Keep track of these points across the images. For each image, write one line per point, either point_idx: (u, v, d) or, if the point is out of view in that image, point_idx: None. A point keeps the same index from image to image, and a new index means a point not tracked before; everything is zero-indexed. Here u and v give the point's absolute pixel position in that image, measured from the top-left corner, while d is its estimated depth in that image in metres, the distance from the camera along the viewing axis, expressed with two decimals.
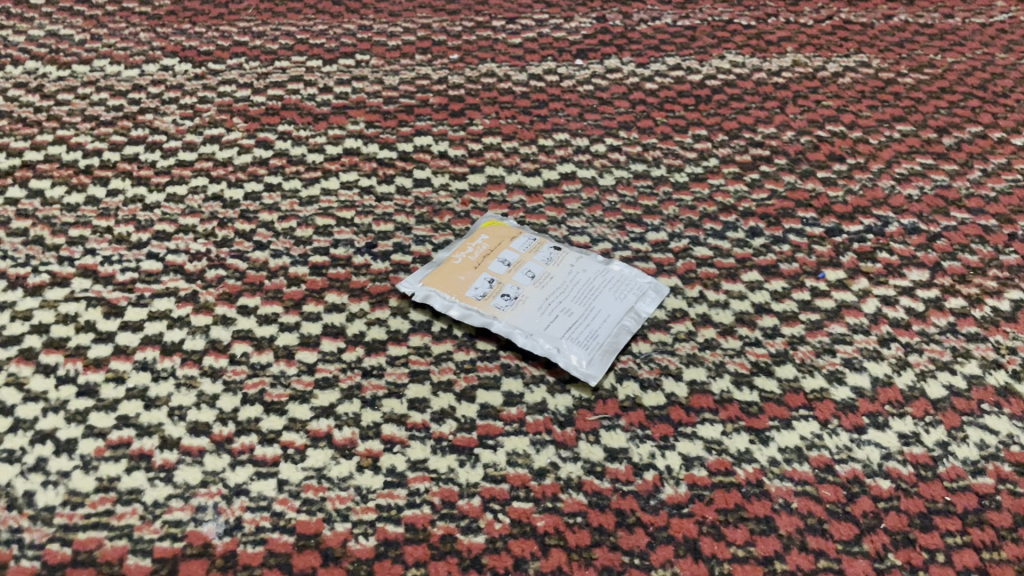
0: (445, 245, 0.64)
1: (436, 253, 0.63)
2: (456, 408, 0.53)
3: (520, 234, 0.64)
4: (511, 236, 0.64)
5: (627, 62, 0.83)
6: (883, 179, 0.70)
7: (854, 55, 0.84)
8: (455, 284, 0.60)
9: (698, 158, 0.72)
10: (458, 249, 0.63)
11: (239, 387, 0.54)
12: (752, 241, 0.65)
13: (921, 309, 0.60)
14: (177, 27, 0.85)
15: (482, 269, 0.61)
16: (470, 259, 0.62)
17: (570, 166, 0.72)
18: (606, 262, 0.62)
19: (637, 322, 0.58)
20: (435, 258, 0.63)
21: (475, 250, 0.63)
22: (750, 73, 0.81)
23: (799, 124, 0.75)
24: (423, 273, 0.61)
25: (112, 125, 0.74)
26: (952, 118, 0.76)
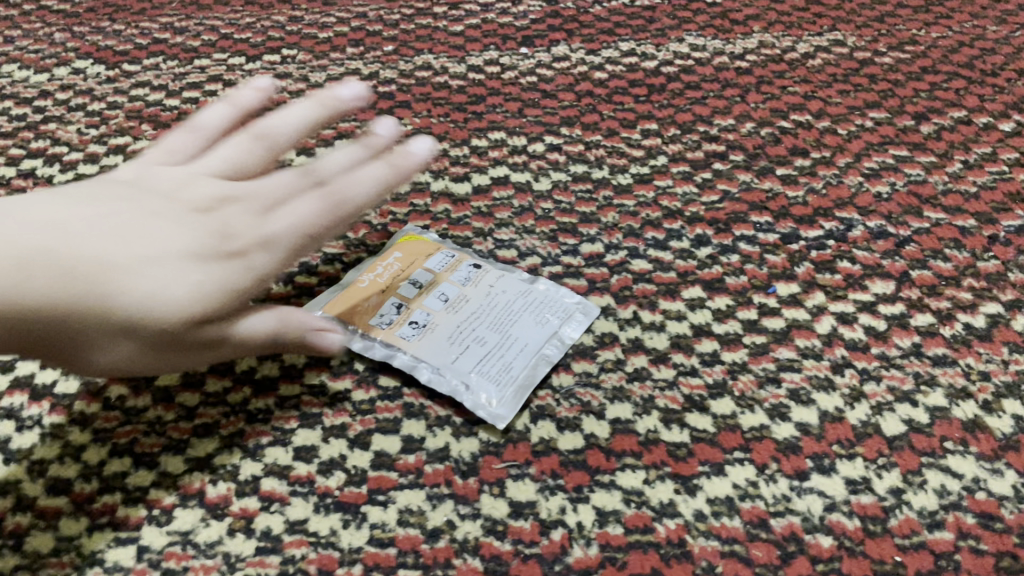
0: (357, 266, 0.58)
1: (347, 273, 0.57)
2: (348, 457, 0.48)
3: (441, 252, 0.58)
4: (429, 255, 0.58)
5: (576, 48, 0.76)
6: (850, 175, 0.63)
7: (827, 32, 0.76)
8: (359, 310, 0.54)
9: (646, 156, 0.66)
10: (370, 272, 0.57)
11: (109, 436, 0.49)
12: (697, 252, 0.58)
13: (882, 328, 0.53)
14: (95, 26, 0.79)
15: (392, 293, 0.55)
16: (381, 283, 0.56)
17: (504, 169, 0.65)
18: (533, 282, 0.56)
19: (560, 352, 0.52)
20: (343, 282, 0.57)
21: (385, 271, 0.56)
22: (711, 58, 0.74)
23: (760, 114, 0.68)
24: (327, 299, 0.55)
25: (12, 136, 0.68)
26: (933, 101, 0.68)
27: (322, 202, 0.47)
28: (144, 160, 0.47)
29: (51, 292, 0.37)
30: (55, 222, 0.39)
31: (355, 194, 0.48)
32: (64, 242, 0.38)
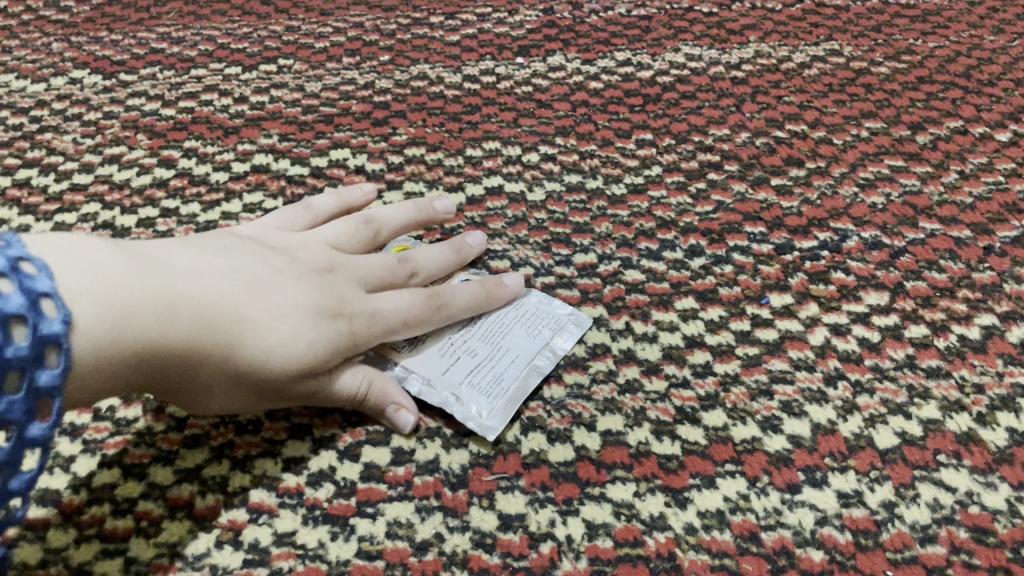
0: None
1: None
2: (337, 469, 0.48)
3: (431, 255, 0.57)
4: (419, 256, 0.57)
5: (572, 59, 0.76)
6: (845, 186, 0.62)
7: (824, 42, 0.76)
8: None
9: (641, 166, 0.65)
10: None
11: (98, 447, 0.48)
12: (691, 262, 0.58)
13: (876, 339, 0.52)
14: (92, 35, 0.79)
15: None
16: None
17: (497, 179, 0.65)
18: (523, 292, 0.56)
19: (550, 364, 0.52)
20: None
21: None
22: (707, 67, 0.74)
23: (755, 124, 0.68)
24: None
25: (8, 146, 0.68)
26: (929, 111, 0.68)
27: (425, 298, 0.50)
28: (262, 228, 0.52)
29: (187, 334, 0.40)
30: (189, 270, 0.43)
31: (451, 299, 0.51)
32: (195, 287, 0.42)
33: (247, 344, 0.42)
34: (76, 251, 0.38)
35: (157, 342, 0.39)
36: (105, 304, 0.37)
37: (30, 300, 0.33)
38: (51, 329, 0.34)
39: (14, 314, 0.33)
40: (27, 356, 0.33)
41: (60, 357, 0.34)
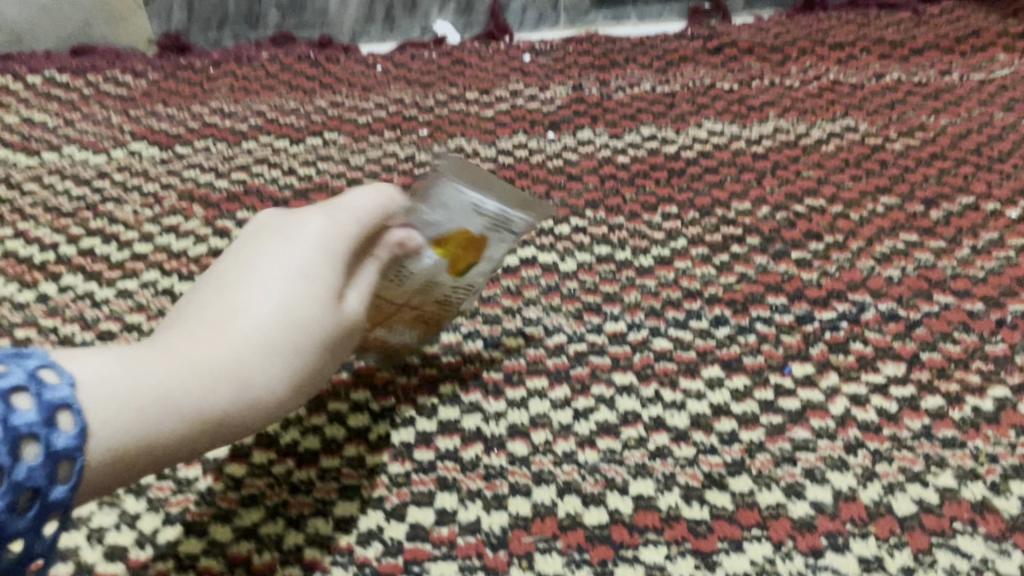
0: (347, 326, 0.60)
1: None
2: (385, 528, 0.51)
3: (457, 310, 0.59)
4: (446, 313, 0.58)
5: (600, 133, 0.81)
6: (862, 259, 0.66)
7: (840, 119, 0.80)
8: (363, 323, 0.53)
9: (667, 238, 0.69)
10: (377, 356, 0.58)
11: (162, 505, 0.52)
12: (716, 331, 0.61)
13: (893, 409, 0.55)
14: (150, 109, 0.85)
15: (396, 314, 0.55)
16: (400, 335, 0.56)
17: (531, 249, 0.69)
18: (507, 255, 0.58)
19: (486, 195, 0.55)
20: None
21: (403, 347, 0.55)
22: (728, 143, 0.78)
23: (776, 198, 0.72)
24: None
25: (73, 215, 0.73)
26: (942, 187, 0.71)
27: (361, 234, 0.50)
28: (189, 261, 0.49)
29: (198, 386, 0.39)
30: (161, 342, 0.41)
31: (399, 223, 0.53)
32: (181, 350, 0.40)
33: (257, 371, 0.42)
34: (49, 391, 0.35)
35: (177, 417, 0.38)
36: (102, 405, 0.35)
37: (27, 372, 0.33)
38: (57, 394, 0.33)
39: (14, 385, 0.32)
40: (38, 421, 0.32)
41: (74, 417, 0.33)
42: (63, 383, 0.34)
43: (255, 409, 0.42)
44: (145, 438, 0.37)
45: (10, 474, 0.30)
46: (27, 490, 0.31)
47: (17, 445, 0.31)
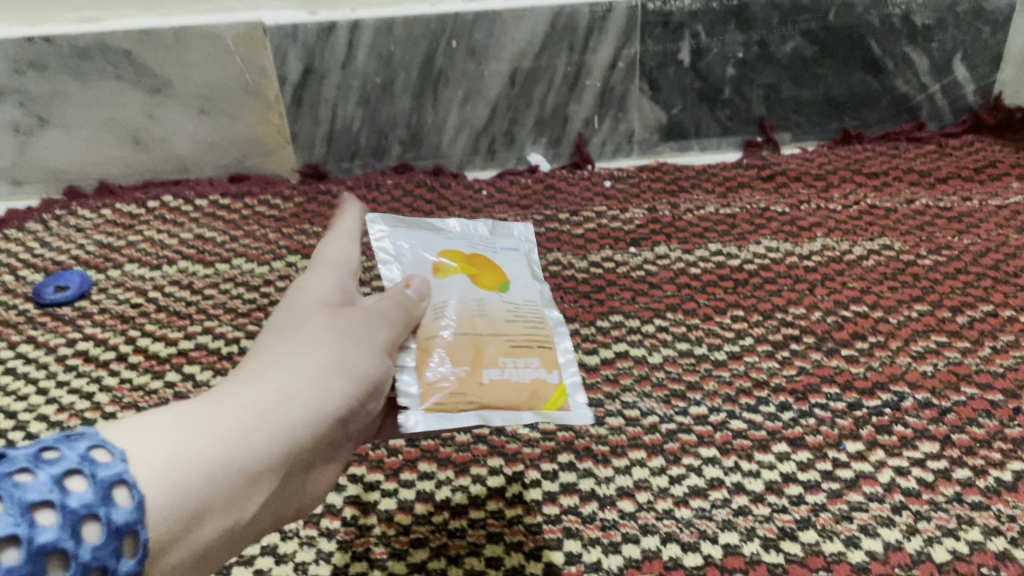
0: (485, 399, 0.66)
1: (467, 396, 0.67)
2: (526, 565, 0.64)
3: (554, 336, 0.66)
4: (542, 338, 0.65)
5: (674, 248, 0.97)
6: (900, 356, 0.80)
7: (878, 238, 0.95)
8: (440, 357, 0.61)
9: (736, 337, 0.84)
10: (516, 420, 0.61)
11: (349, 545, 0.66)
12: (782, 415, 0.75)
13: (930, 479, 0.68)
14: (299, 227, 1.03)
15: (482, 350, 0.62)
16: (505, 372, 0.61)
17: (624, 344, 0.84)
18: (523, 269, 0.71)
19: (428, 221, 0.72)
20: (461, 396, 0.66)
21: (504, 368, 0.61)
22: (783, 258, 0.94)
23: (826, 305, 0.87)
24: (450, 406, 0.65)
25: (248, 315, 0.90)
26: (966, 297, 0.86)
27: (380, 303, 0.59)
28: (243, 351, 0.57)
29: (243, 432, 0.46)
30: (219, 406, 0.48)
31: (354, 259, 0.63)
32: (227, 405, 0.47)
33: (288, 397, 0.49)
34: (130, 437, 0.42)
35: (227, 444, 0.44)
36: (157, 447, 0.41)
37: (79, 455, 0.38)
38: (110, 471, 0.38)
39: (67, 471, 0.37)
40: (95, 500, 0.37)
41: (130, 492, 0.39)
42: (112, 460, 0.39)
43: (299, 432, 0.48)
44: (206, 472, 0.43)
45: (77, 553, 0.35)
46: (97, 568, 0.36)
47: (81, 527, 0.36)
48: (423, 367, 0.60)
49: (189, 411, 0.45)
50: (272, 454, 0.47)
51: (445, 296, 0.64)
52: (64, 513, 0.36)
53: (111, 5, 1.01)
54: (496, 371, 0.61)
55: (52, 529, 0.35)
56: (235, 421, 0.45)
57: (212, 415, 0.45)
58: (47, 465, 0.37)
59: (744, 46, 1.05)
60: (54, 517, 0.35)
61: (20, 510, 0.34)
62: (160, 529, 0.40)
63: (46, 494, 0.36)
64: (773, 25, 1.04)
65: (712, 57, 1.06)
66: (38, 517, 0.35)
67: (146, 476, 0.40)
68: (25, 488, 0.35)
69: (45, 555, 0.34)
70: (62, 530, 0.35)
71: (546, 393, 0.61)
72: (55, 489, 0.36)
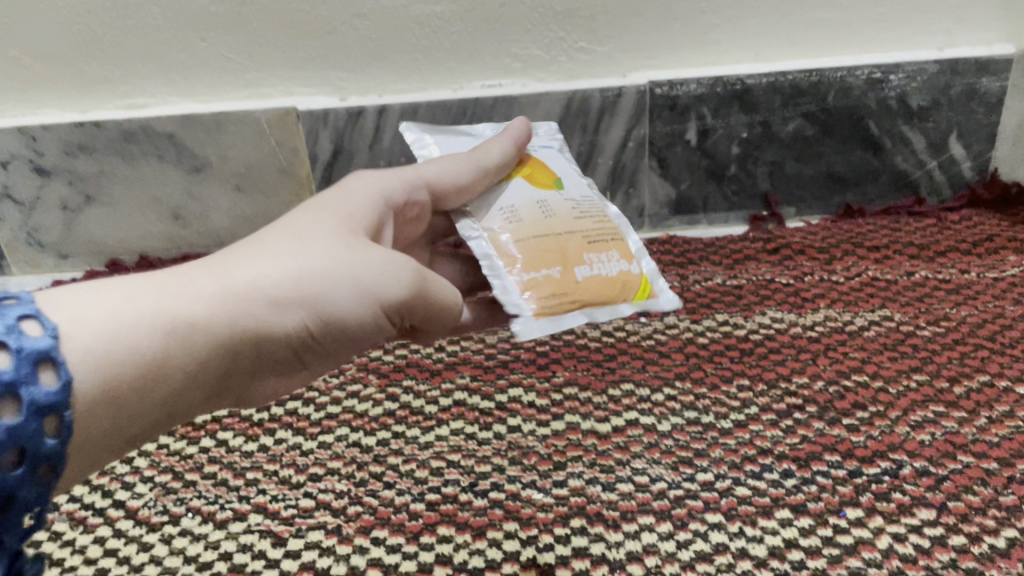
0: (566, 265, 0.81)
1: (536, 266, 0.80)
2: None
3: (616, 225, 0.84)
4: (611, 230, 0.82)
5: (683, 318, 1.02)
6: (899, 425, 0.83)
7: (878, 309, 0.99)
8: (540, 267, 0.75)
9: (742, 405, 0.88)
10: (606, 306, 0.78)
11: None
12: (785, 481, 0.78)
13: (927, 545, 0.71)
14: None
15: (572, 254, 0.77)
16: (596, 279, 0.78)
17: (634, 412, 0.88)
18: (565, 162, 0.87)
19: (458, 130, 0.85)
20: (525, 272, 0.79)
21: (592, 263, 0.78)
22: (788, 327, 0.98)
23: (828, 374, 0.91)
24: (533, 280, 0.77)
25: None
26: (963, 367, 0.89)
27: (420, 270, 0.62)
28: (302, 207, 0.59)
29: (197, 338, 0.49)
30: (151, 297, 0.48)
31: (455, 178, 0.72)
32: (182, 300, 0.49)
33: (237, 303, 0.51)
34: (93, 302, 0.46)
35: (166, 334, 0.47)
36: (94, 322, 0.45)
37: (6, 326, 0.40)
38: (35, 345, 0.40)
39: None
40: (16, 376, 0.39)
41: (54, 371, 0.41)
42: (41, 335, 0.41)
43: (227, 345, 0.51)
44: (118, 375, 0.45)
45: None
46: (18, 445, 0.38)
47: (1, 399, 0.38)
48: (524, 282, 0.74)
49: (136, 293, 0.48)
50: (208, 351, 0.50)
51: (517, 202, 0.77)
52: None
53: (155, 93, 1.09)
54: (584, 268, 0.77)
55: None
56: (178, 312, 0.48)
57: (160, 308, 0.48)
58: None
59: (748, 126, 1.12)
60: None
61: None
62: (87, 406, 0.44)
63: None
64: (775, 106, 1.10)
65: (719, 136, 1.12)
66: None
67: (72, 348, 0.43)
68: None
69: None
70: None
71: (633, 285, 0.80)
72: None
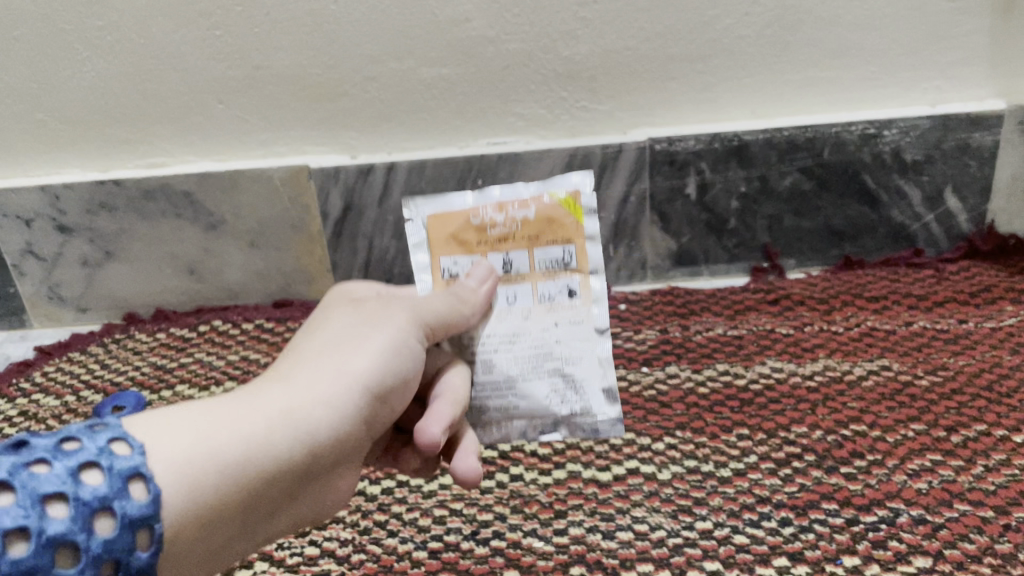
0: (592, 404, 0.78)
1: (562, 409, 0.77)
2: None
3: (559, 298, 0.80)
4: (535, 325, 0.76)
5: (684, 367, 1.03)
6: (897, 474, 0.84)
7: (877, 358, 1.01)
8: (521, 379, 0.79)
9: (741, 454, 0.89)
10: (526, 201, 0.78)
11: None
12: (783, 530, 0.79)
13: None
14: None
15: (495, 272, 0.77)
16: (506, 211, 0.78)
17: (635, 461, 0.90)
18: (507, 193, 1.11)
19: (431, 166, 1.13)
20: (540, 395, 0.77)
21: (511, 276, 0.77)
22: (788, 377, 1.00)
23: (827, 423, 0.92)
24: (535, 365, 0.77)
25: None
26: (960, 415, 0.90)
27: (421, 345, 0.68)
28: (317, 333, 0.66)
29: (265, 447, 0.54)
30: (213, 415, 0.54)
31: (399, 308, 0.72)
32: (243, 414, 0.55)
33: (303, 400, 0.58)
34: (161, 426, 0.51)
35: (243, 444, 0.53)
36: (185, 444, 0.51)
37: (97, 448, 0.47)
38: (124, 464, 0.47)
39: (86, 466, 0.46)
40: (106, 493, 0.45)
41: (144, 485, 0.47)
42: (129, 452, 0.48)
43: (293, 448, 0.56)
44: (205, 475, 0.51)
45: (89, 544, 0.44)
46: (108, 558, 0.44)
47: (92, 517, 0.44)
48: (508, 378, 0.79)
49: (211, 415, 0.54)
50: (287, 452, 0.56)
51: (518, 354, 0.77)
52: (78, 508, 0.44)
53: (174, 153, 1.14)
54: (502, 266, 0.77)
55: (62, 520, 0.43)
56: (251, 431, 0.54)
57: (221, 420, 0.54)
58: (66, 458, 0.46)
59: (746, 180, 1.15)
60: (67, 510, 0.44)
61: (33, 502, 0.43)
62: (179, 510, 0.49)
63: (60, 486, 0.44)
64: (772, 162, 1.13)
65: (717, 191, 1.15)
66: (51, 509, 0.43)
67: (167, 467, 0.49)
68: (41, 480, 0.44)
69: (57, 545, 0.43)
70: (76, 523, 0.44)
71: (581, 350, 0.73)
72: (70, 481, 0.45)
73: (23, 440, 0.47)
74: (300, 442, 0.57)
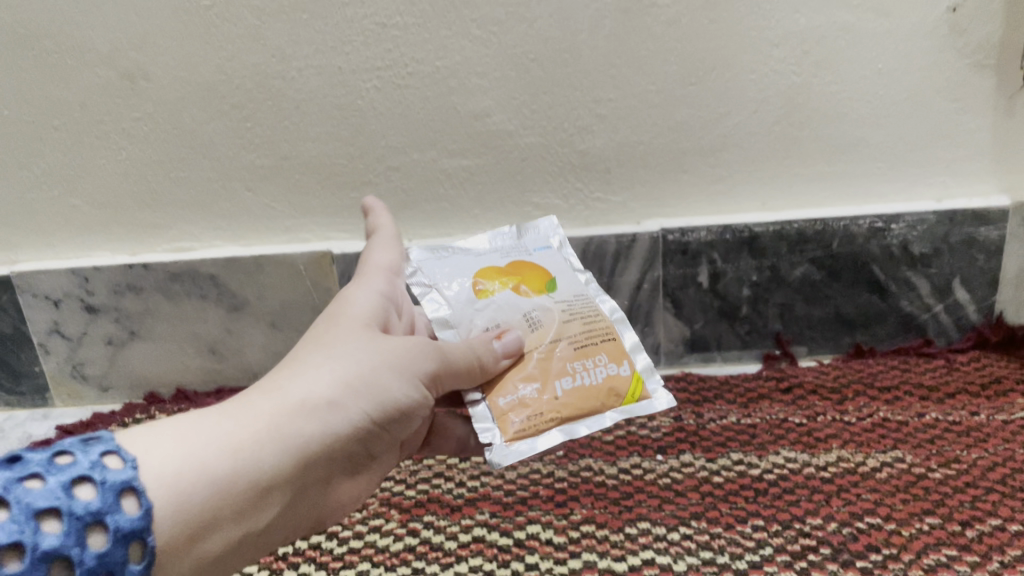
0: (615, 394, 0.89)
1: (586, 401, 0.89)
2: None
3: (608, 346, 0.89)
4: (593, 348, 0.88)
5: (698, 456, 1.04)
6: (913, 568, 0.83)
7: (891, 450, 1.01)
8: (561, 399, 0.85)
9: (757, 545, 0.89)
10: None
11: None
12: None
13: None
14: None
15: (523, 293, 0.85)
16: None
17: (650, 551, 0.90)
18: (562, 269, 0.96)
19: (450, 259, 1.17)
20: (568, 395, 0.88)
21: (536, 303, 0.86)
22: (801, 467, 1.00)
23: (842, 515, 0.92)
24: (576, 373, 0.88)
25: None
26: (975, 510, 0.90)
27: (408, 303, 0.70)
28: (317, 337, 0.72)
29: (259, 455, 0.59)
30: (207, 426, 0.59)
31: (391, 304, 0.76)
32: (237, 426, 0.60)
33: (293, 412, 0.62)
34: (157, 438, 0.57)
35: (233, 456, 0.58)
36: (176, 458, 0.56)
37: (89, 463, 0.52)
38: (116, 478, 0.52)
39: (75, 483, 0.50)
40: (96, 507, 0.50)
41: (135, 498, 0.52)
42: (117, 467, 0.53)
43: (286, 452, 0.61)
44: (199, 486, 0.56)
45: (84, 554, 0.48)
46: (104, 569, 0.49)
47: (84, 528, 0.49)
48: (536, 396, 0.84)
49: (203, 428, 0.59)
50: (277, 464, 0.60)
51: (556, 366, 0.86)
52: (70, 522, 0.49)
53: (202, 238, 1.18)
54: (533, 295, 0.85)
55: (57, 531, 0.48)
56: (240, 440, 0.59)
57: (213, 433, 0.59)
58: (59, 472, 0.51)
59: (757, 270, 1.17)
60: (61, 525, 0.48)
61: (28, 517, 0.47)
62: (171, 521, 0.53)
63: (53, 502, 0.49)
64: (783, 253, 1.16)
65: (729, 279, 1.18)
66: (45, 524, 0.48)
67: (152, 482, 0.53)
68: (35, 496, 0.49)
69: (53, 556, 0.47)
70: (71, 537, 0.48)
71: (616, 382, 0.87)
72: (63, 496, 0.49)
73: (18, 457, 0.52)
74: (288, 452, 0.61)
